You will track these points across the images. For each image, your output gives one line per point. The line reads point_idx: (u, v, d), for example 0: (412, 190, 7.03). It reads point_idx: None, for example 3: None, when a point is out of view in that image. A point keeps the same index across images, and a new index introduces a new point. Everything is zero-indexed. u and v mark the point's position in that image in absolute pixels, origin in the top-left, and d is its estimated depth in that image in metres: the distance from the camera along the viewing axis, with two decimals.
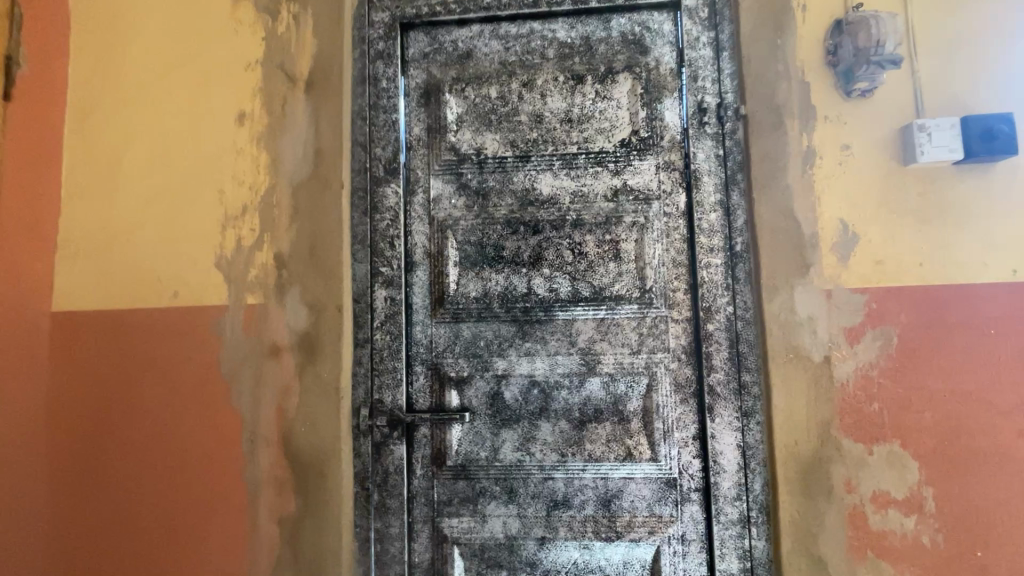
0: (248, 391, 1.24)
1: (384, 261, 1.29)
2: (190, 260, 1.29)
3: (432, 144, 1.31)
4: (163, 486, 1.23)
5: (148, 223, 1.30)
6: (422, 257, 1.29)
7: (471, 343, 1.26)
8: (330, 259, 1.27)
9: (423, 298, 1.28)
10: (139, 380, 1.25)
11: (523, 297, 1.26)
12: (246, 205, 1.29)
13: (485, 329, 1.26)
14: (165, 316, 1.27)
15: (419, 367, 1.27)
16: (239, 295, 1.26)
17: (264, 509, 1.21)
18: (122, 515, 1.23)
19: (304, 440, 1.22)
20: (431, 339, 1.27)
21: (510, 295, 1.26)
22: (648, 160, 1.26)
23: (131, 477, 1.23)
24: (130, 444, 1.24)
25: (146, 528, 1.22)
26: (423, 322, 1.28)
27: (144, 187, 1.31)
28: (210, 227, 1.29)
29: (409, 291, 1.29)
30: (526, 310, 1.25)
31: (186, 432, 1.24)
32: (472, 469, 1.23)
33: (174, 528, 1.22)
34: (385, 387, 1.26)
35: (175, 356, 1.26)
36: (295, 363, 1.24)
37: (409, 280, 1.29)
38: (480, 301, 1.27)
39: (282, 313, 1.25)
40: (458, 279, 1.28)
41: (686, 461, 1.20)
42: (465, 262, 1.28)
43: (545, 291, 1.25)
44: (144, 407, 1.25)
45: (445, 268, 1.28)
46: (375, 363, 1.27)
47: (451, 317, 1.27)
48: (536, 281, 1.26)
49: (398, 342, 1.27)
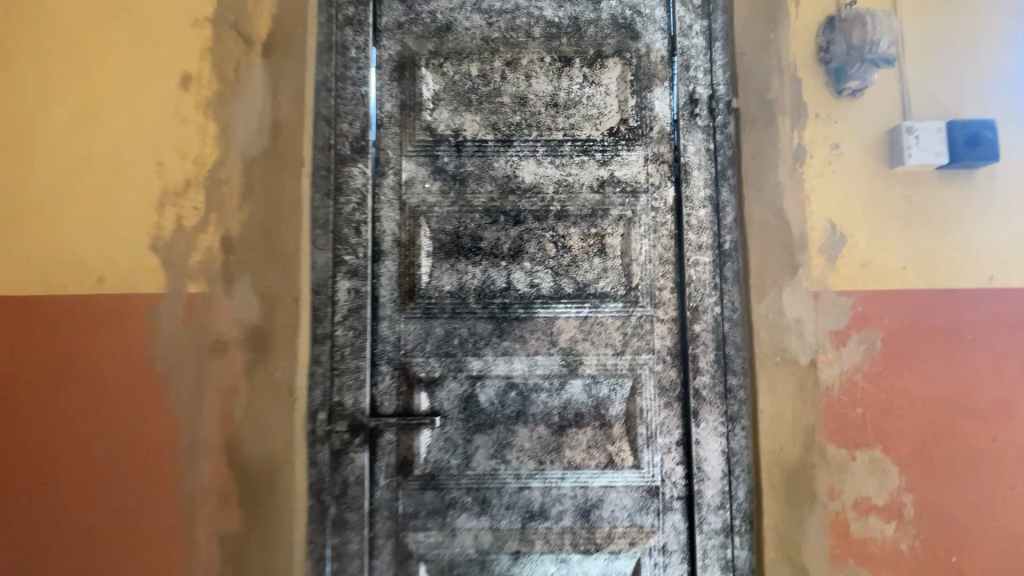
0: (187, 392, 1.09)
1: (348, 248, 1.16)
2: (119, 241, 1.12)
3: (405, 122, 1.19)
4: (81, 502, 1.06)
5: (70, 196, 1.12)
6: (391, 246, 1.17)
7: (444, 341, 1.16)
8: (287, 243, 1.12)
9: (392, 291, 1.17)
10: (55, 378, 1.08)
11: (502, 292, 1.17)
12: (189, 181, 1.13)
13: (460, 326, 1.16)
14: (88, 303, 1.10)
15: (385, 367, 1.15)
16: (179, 282, 1.11)
17: (203, 526, 1.07)
18: (26, 532, 1.05)
19: (251, 447, 1.09)
20: (400, 336, 1.16)
21: (487, 290, 1.17)
22: (636, 151, 1.20)
23: (40, 491, 1.05)
24: (42, 453, 1.06)
25: (58, 550, 1.05)
26: (390, 318, 1.16)
27: (65, 154, 1.13)
28: (145, 203, 1.13)
29: (376, 283, 1.17)
30: (504, 306, 1.16)
31: (110, 438, 1.07)
32: (442, 479, 1.13)
33: (94, 550, 1.05)
34: (346, 389, 1.13)
35: (98, 350, 1.09)
36: (244, 360, 1.11)
37: (376, 271, 1.17)
38: (454, 295, 1.17)
39: (230, 304, 1.11)
40: (430, 271, 1.17)
41: (669, 468, 1.14)
42: (439, 253, 1.18)
43: (525, 287, 1.17)
44: (59, 410, 1.07)
45: (416, 259, 1.17)
46: (336, 362, 1.14)
47: (422, 312, 1.16)
48: (516, 275, 1.17)
49: (362, 339, 1.15)
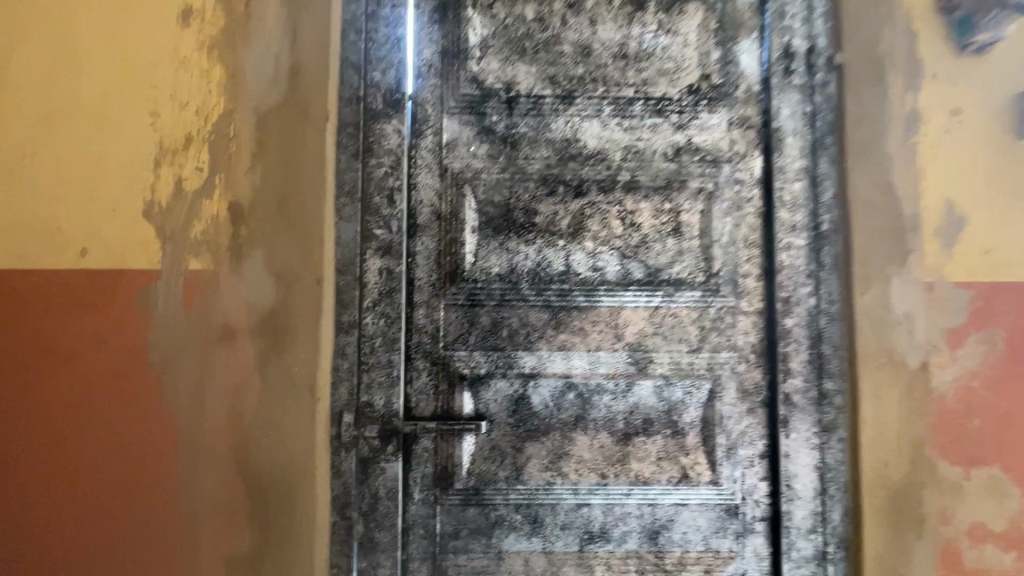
0: (189, 388, 0.92)
1: (379, 221, 0.97)
2: (106, 206, 0.93)
3: (447, 73, 1.00)
4: (59, 518, 0.88)
5: (46, 151, 0.93)
6: (430, 220, 0.99)
7: (490, 333, 0.98)
8: (308, 213, 0.94)
9: (430, 274, 0.99)
10: (28, 368, 0.90)
11: (559, 277, 0.99)
12: (190, 136, 0.94)
13: (509, 316, 0.99)
14: (69, 279, 0.92)
15: (422, 362, 0.98)
16: (178, 257, 0.93)
17: (208, 544, 0.90)
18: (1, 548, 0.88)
19: (266, 454, 0.92)
20: (439, 326, 0.98)
21: (542, 274, 0.99)
22: (719, 113, 1.02)
23: (9, 505, 0.88)
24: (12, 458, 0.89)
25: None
26: (428, 304, 0.98)
27: (41, 100, 0.94)
28: (136, 161, 0.94)
29: (411, 263, 0.99)
30: (563, 293, 0.99)
31: (96, 442, 0.89)
32: (487, 492, 0.96)
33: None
34: (376, 387, 0.96)
35: (84, 335, 0.91)
36: (256, 351, 0.93)
37: (412, 249, 0.99)
38: (504, 279, 0.99)
39: (239, 283, 0.93)
40: (476, 251, 0.99)
41: (750, 485, 0.98)
42: (486, 229, 1.00)
43: (587, 271, 0.99)
44: (33, 409, 0.89)
45: (459, 236, 0.99)
46: (364, 355, 0.96)
47: (466, 299, 0.98)
48: (576, 257, 1.00)
49: (395, 329, 0.97)
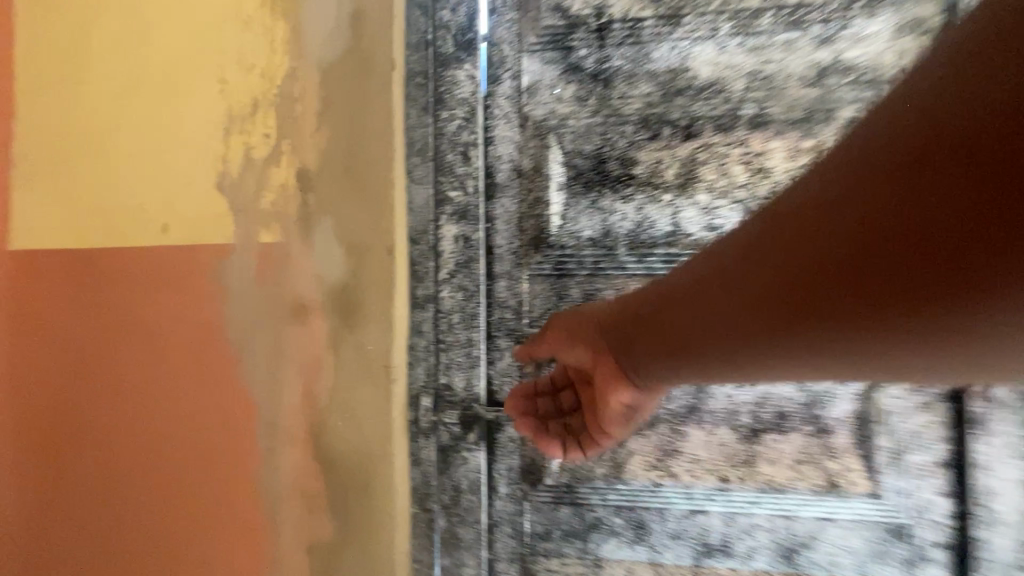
0: (265, 366, 0.88)
1: (454, 182, 0.86)
2: (182, 180, 0.91)
3: (525, 4, 0.86)
4: (139, 497, 0.86)
5: (128, 128, 0.93)
6: (510, 178, 0.86)
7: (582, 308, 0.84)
8: (378, 178, 0.86)
9: (511, 240, 0.86)
10: (109, 345, 0.89)
11: (665, 240, 0.82)
12: (257, 100, 0.89)
13: (604, 288, 0.83)
14: (145, 255, 0.90)
15: (505, 341, 0.86)
16: (250, 230, 0.89)
17: (289, 526, 0.87)
18: (88, 526, 0.86)
19: (342, 437, 0.86)
20: (523, 300, 0.86)
21: (643, 237, 0.83)
22: (882, 17, 0.77)
23: (92, 482, 0.86)
24: (98, 434, 0.88)
25: (112, 555, 0.85)
26: (510, 275, 0.86)
27: (121, 76, 0.93)
28: (207, 131, 0.90)
29: (490, 228, 0.87)
30: (670, 258, 0.81)
31: (175, 421, 0.87)
32: (582, 491, 0.84)
33: (154, 555, 0.85)
34: (455, 368, 0.86)
35: (162, 309, 0.89)
36: (329, 328, 0.87)
37: (490, 212, 0.86)
38: (597, 244, 0.84)
39: (310, 256, 0.88)
40: (564, 212, 0.85)
41: (925, 500, 0.76)
42: (575, 185, 0.85)
43: (701, 231, 0.81)
44: (114, 386, 0.88)
45: (544, 195, 0.85)
46: (441, 332, 0.87)
47: (554, 268, 0.85)
48: (685, 215, 0.82)
49: (475, 304, 0.86)
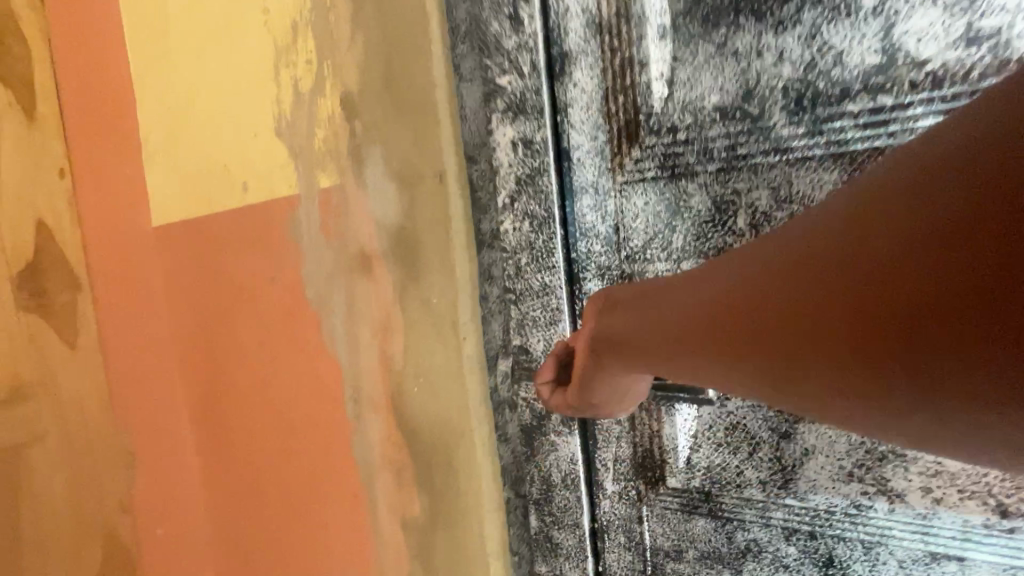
0: (342, 326, 0.80)
1: (503, 63, 0.67)
2: (250, 134, 0.85)
3: None
4: (274, 450, 0.92)
5: (204, 90, 0.90)
6: (585, 37, 0.62)
7: (711, 223, 0.59)
8: (423, 90, 0.71)
9: (594, 135, 0.64)
10: (232, 305, 0.94)
11: (842, 86, 0.52)
12: (295, 23, 0.76)
13: (757, 181, 0.57)
14: (239, 219, 0.90)
15: (596, 282, 0.66)
16: (310, 178, 0.79)
17: (382, 501, 0.80)
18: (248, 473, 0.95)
19: (421, 407, 0.76)
20: (617, 223, 0.64)
21: (813, 89, 0.53)
22: None
23: (243, 433, 0.96)
24: (240, 391, 0.95)
25: (263, 501, 0.94)
26: (595, 190, 0.65)
27: (191, 35, 0.90)
28: (260, 73, 0.81)
29: (560, 124, 0.66)
30: (868, 117, 0.52)
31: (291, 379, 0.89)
32: (724, 500, 0.60)
33: (287, 498, 0.91)
34: (529, 326, 0.70)
35: (257, 272, 0.89)
36: (394, 280, 0.75)
37: (557, 99, 0.65)
38: (728, 117, 0.57)
39: (366, 199, 0.74)
40: (673, 74, 0.59)
41: None
42: (682, 29, 0.58)
43: (940, 51, 0.48)
44: (239, 346, 0.94)
45: (640, 54, 0.60)
46: (513, 276, 0.71)
47: (661, 167, 0.61)
48: (909, 25, 0.49)
49: (545, 238, 0.68)
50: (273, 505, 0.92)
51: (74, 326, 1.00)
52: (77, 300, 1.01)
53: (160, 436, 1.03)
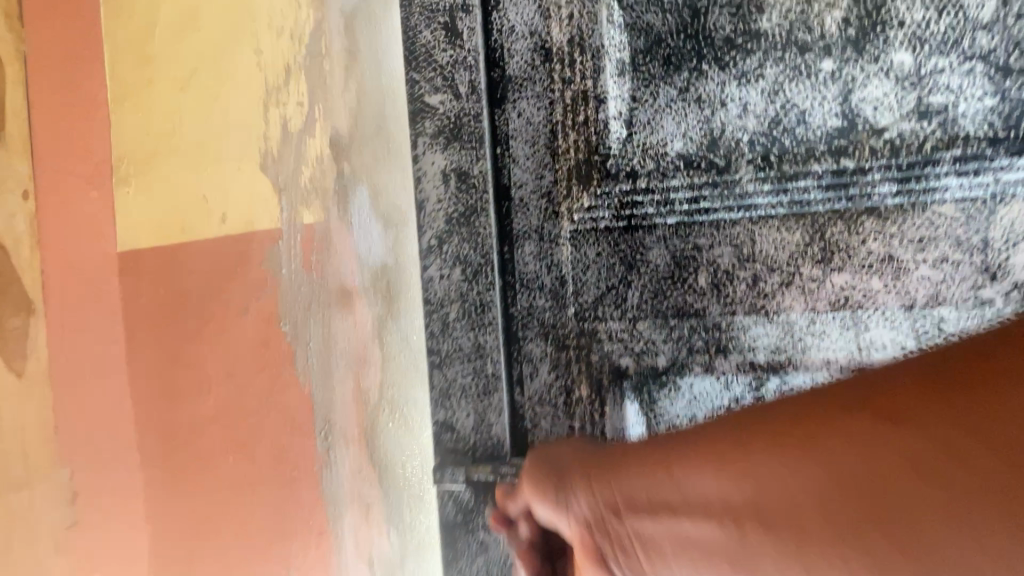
0: (318, 359, 0.81)
1: (441, 96, 0.84)
2: (234, 166, 0.86)
3: None
4: (234, 482, 0.92)
5: (187, 120, 0.91)
6: (536, 71, 0.80)
7: (668, 279, 0.79)
8: (383, 154, 0.86)
9: (541, 172, 0.81)
10: (200, 335, 0.93)
11: (808, 146, 0.73)
12: (289, 64, 0.80)
13: (709, 246, 0.77)
14: (214, 249, 0.91)
15: (538, 339, 0.83)
16: (294, 211, 0.81)
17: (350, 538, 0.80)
18: (195, 513, 0.91)
19: (387, 434, 0.85)
20: (556, 267, 0.82)
21: (777, 145, 0.74)
22: None
23: (191, 471, 0.91)
24: (196, 426, 0.92)
25: (213, 538, 0.91)
26: (546, 233, 0.82)
27: (179, 68, 0.92)
28: (247, 107, 0.83)
29: (511, 166, 0.82)
30: (832, 178, 0.73)
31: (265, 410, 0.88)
32: None
33: (245, 529, 0.91)
34: (457, 396, 0.85)
35: (229, 303, 0.89)
36: (370, 314, 0.79)
37: (512, 143, 0.82)
38: (677, 165, 0.77)
39: (350, 237, 0.78)
40: (632, 118, 0.78)
41: None
42: (631, 89, 0.77)
43: (897, 121, 0.71)
44: (200, 377, 0.92)
45: (598, 90, 0.78)
46: (451, 319, 0.85)
47: (617, 207, 0.79)
48: (865, 97, 0.72)
49: (476, 291, 0.84)
50: (228, 540, 0.91)
51: (21, 353, 0.93)
52: (28, 327, 0.95)
53: (107, 465, 1.00)
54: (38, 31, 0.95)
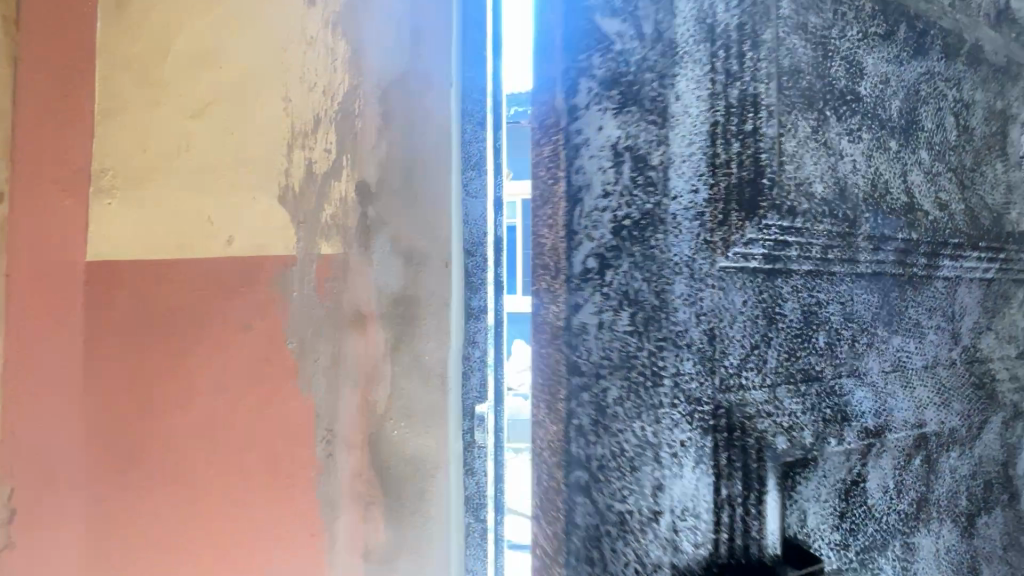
0: (324, 372, 0.91)
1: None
2: (248, 196, 0.95)
3: None
4: (207, 491, 0.95)
5: (196, 147, 0.97)
6: None
7: (886, 314, 0.47)
8: (433, 197, 0.87)
9: (776, 102, 0.38)
10: (190, 348, 0.96)
11: (1004, 188, 0.57)
12: (319, 115, 0.92)
13: (895, 307, 0.48)
14: (211, 267, 0.95)
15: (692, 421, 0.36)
16: (312, 242, 0.92)
17: (343, 535, 0.90)
18: (170, 515, 0.97)
19: (401, 444, 0.88)
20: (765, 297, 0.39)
21: (987, 172, 0.56)
22: None
23: (169, 475, 0.96)
24: (176, 435, 0.96)
25: (184, 540, 0.96)
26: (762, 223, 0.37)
27: (190, 98, 0.98)
28: (271, 148, 0.94)
29: (751, 109, 0.37)
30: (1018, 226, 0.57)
31: (257, 423, 0.93)
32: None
33: (217, 537, 0.95)
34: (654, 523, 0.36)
35: (226, 321, 0.95)
36: (385, 337, 0.89)
37: (736, 72, 0.37)
38: (927, 171, 0.51)
39: (370, 268, 0.89)
40: (781, 143, 0.38)
41: None
42: (876, 39, 0.47)
43: None
44: (185, 388, 0.96)
45: (856, 60, 0.45)
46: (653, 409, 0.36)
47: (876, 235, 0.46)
48: None
49: (655, 356, 0.36)
50: (202, 543, 0.95)
51: None
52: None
53: (57, 471, 1.00)
54: (45, 53, 1.02)
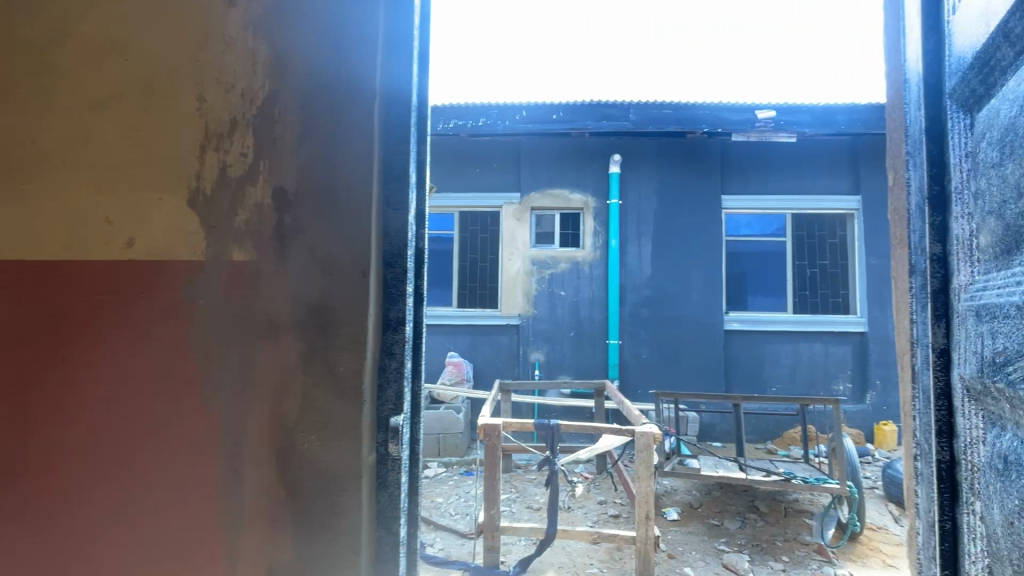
0: (232, 384, 0.87)
1: None
2: (153, 196, 0.90)
3: None
4: (94, 510, 0.88)
5: (96, 142, 0.92)
6: None
7: None
8: (354, 208, 0.86)
9: None
10: (80, 355, 0.89)
11: None
12: (235, 118, 0.90)
13: None
14: (107, 270, 0.89)
15: None
16: (223, 248, 0.88)
17: (245, 555, 0.86)
18: (51, 534, 0.89)
19: (311, 458, 0.86)
20: None
21: None
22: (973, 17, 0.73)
23: (53, 490, 0.89)
24: (62, 448, 0.90)
25: (65, 563, 0.89)
26: None
27: (90, 89, 0.92)
28: (181, 148, 0.90)
29: None
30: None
31: (153, 440, 0.88)
32: None
33: (104, 560, 0.88)
34: None
35: (120, 327, 0.88)
36: (298, 347, 0.86)
37: None
38: None
39: (284, 277, 0.87)
40: None
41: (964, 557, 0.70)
42: None
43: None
44: (74, 398, 0.89)
45: None
46: None
47: None
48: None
49: None
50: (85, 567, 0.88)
51: None
52: None
53: None
54: None
